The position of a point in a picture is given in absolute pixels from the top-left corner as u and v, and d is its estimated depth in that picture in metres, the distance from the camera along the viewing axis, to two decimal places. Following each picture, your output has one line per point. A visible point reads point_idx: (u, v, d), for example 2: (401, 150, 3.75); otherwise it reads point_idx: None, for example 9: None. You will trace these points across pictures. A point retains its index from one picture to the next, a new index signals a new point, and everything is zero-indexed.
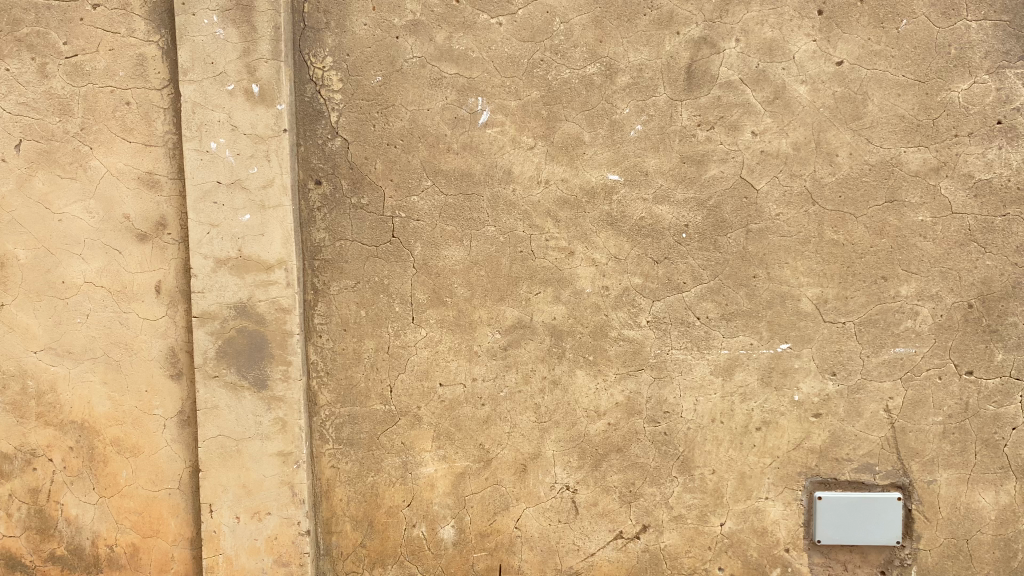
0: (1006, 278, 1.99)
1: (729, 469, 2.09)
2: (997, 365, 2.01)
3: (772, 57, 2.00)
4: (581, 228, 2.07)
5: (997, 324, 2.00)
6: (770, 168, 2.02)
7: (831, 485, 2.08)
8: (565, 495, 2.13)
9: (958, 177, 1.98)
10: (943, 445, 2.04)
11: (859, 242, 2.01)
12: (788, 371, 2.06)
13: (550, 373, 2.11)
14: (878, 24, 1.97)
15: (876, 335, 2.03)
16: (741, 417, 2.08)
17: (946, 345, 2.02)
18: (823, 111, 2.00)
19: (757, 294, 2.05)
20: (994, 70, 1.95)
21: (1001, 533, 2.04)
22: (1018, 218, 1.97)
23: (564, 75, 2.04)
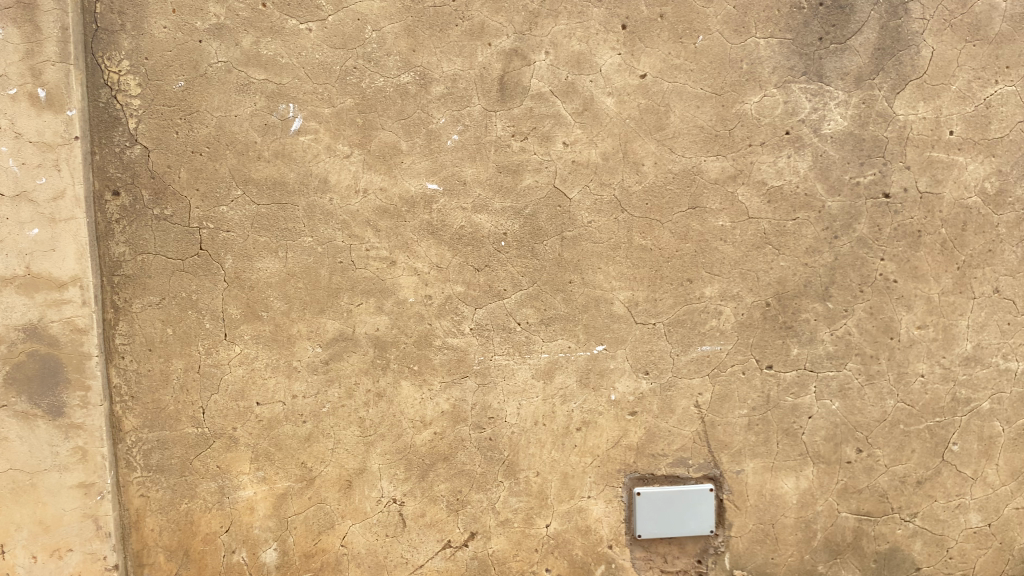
0: (798, 277, 2.14)
1: (553, 470, 2.14)
2: (794, 359, 2.15)
3: (580, 70, 2.06)
4: (401, 237, 2.05)
5: (792, 321, 2.15)
6: (582, 177, 2.09)
7: (649, 481, 2.17)
8: (391, 509, 2.10)
9: (753, 184, 2.11)
10: (748, 436, 2.17)
11: (665, 246, 2.12)
12: (605, 372, 2.13)
13: (374, 386, 2.07)
14: (677, 39, 2.07)
15: (684, 335, 2.14)
16: (562, 418, 2.13)
17: (748, 342, 2.15)
18: (629, 122, 2.09)
19: (573, 298, 2.11)
20: (781, 85, 2.09)
21: (803, 515, 2.20)
22: (807, 222, 2.12)
23: (378, 84, 2.02)
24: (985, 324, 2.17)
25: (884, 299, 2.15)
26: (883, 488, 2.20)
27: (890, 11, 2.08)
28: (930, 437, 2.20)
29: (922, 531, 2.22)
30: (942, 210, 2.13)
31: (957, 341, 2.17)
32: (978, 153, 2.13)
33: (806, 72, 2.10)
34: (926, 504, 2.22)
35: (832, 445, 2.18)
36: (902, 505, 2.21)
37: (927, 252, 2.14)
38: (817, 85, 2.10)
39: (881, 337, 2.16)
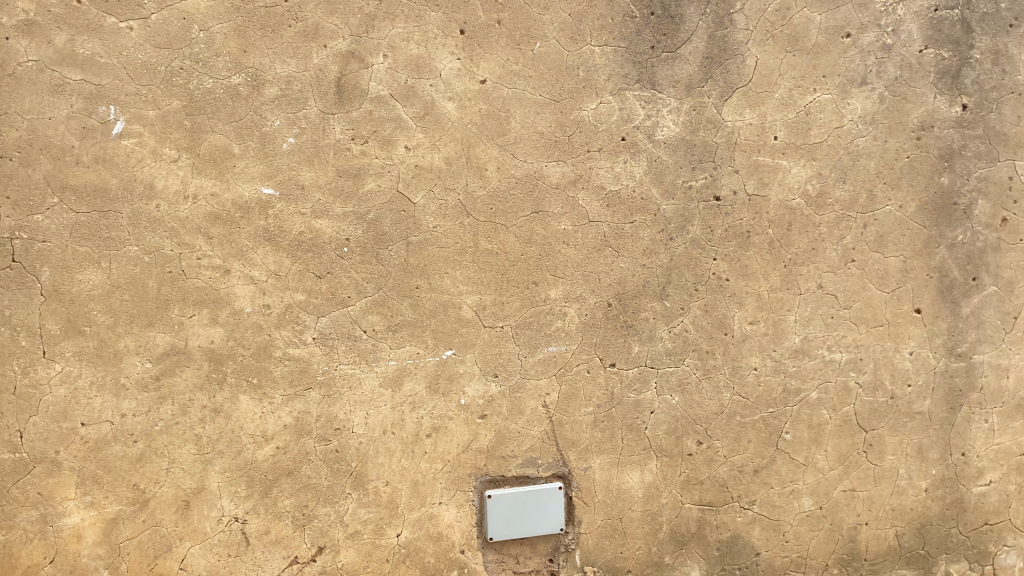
0: (637, 278, 2.24)
1: (402, 479, 2.12)
2: (635, 357, 2.25)
3: (419, 74, 2.05)
4: (236, 244, 1.98)
5: (633, 320, 2.25)
6: (425, 182, 2.08)
7: (500, 483, 2.19)
8: (233, 527, 2.02)
9: (592, 189, 2.19)
10: (595, 433, 2.24)
11: (510, 251, 2.15)
12: (453, 377, 2.13)
13: (211, 402, 1.99)
14: (515, 45, 2.10)
15: (531, 337, 2.18)
16: (411, 425, 2.11)
17: (592, 341, 2.23)
18: (471, 126, 2.09)
19: (420, 304, 2.09)
20: (616, 92, 2.18)
21: (649, 508, 2.30)
22: (644, 225, 2.23)
23: (207, 85, 1.94)
24: (811, 318, 2.34)
25: (717, 297, 2.29)
26: (723, 478, 2.33)
27: (716, 22, 2.20)
28: (764, 427, 2.34)
29: (761, 517, 2.37)
30: (768, 212, 2.29)
31: (786, 335, 2.33)
32: (800, 157, 2.29)
33: (639, 80, 2.19)
34: (762, 491, 2.36)
35: (673, 438, 2.30)
36: (741, 493, 2.35)
37: (755, 251, 2.29)
38: (650, 93, 2.20)
39: (716, 333, 2.30)
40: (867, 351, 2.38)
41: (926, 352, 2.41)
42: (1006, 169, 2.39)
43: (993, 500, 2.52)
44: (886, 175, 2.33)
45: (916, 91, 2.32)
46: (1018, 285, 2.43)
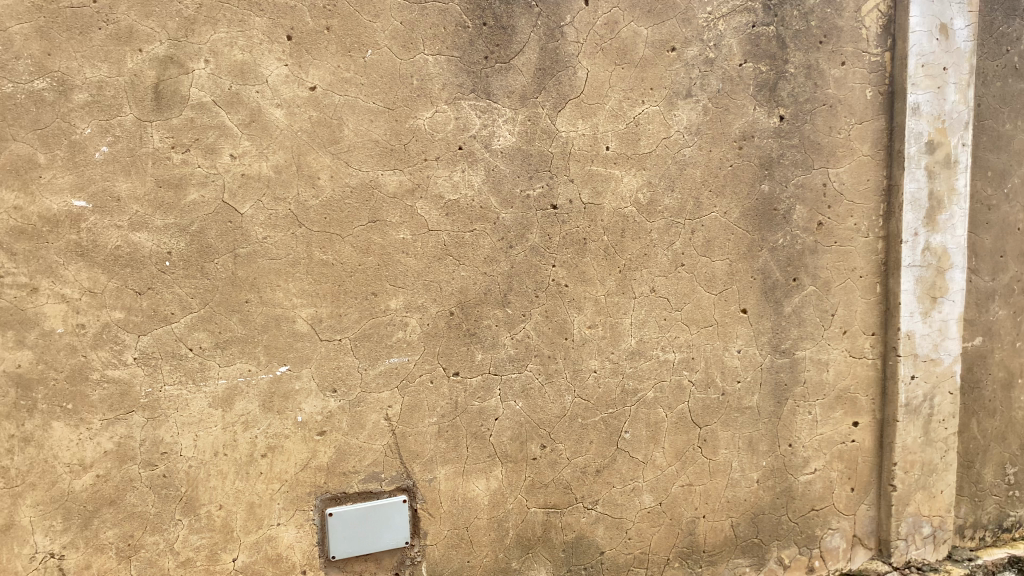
0: (479, 286, 2.26)
1: (237, 501, 2.08)
2: (478, 365, 2.29)
3: (244, 80, 1.99)
4: (45, 261, 1.87)
5: (476, 328, 2.27)
6: (252, 191, 2.02)
7: (342, 500, 2.19)
8: (49, 563, 1.93)
9: (430, 198, 2.19)
10: (439, 444, 2.27)
11: (347, 261, 2.11)
12: (289, 394, 2.10)
13: (19, 431, 1.88)
14: (345, 52, 2.07)
15: (370, 348, 2.17)
16: (245, 446, 2.07)
17: (434, 351, 2.23)
18: (300, 134, 2.05)
19: (251, 318, 2.04)
20: (451, 101, 2.19)
21: (494, 515, 2.37)
22: (483, 233, 2.25)
23: (6, 89, 1.82)
24: (646, 320, 2.50)
25: (557, 303, 2.38)
26: (567, 480, 2.45)
27: (548, 34, 2.27)
28: (604, 427, 2.49)
29: (603, 517, 2.51)
30: (602, 219, 2.41)
31: (622, 337, 2.48)
32: (632, 166, 2.43)
33: (474, 90, 2.21)
34: (605, 491, 2.50)
35: (518, 444, 2.37)
36: (584, 494, 2.48)
37: (592, 258, 2.40)
38: (485, 102, 2.23)
39: (557, 338, 2.39)
40: (699, 351, 2.58)
41: (753, 350, 2.64)
42: (820, 175, 2.65)
43: (818, 487, 2.79)
44: (710, 184, 2.53)
45: (737, 103, 2.53)
46: (834, 285, 2.71)
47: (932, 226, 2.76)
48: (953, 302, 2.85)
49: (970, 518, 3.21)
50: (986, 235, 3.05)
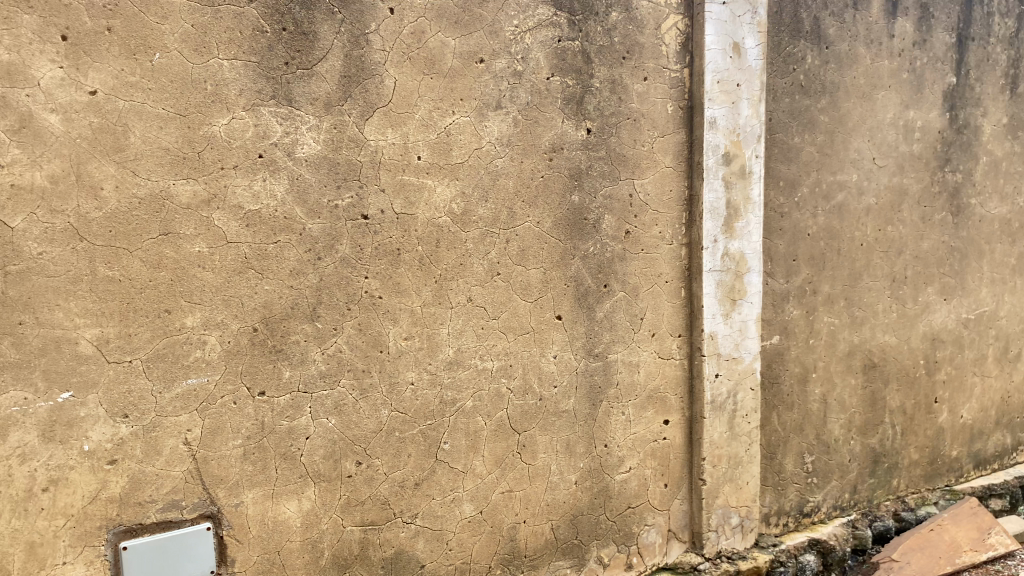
0: (285, 300, 2.20)
1: (14, 541, 1.92)
2: (286, 382, 2.22)
3: (12, 82, 1.85)
4: None
5: (282, 343, 2.21)
6: (24, 204, 1.88)
7: (137, 532, 2.06)
8: None
9: (228, 209, 2.11)
10: (244, 467, 2.18)
11: (136, 276, 2.01)
12: (73, 422, 1.96)
13: None
14: (130, 55, 1.96)
15: (165, 370, 2.06)
16: (22, 480, 1.91)
17: (237, 369, 2.15)
18: (79, 142, 1.93)
19: (26, 341, 1.90)
20: (249, 107, 2.11)
21: (308, 536, 2.30)
22: (288, 245, 2.19)
23: None
24: (462, 330, 2.51)
25: (370, 315, 2.33)
26: (384, 496, 2.41)
27: (352, 41, 2.23)
28: (423, 440, 2.47)
29: (423, 530, 2.49)
30: (415, 229, 2.39)
31: (439, 348, 2.47)
32: (444, 176, 2.43)
33: (274, 96, 2.14)
34: (424, 504, 2.49)
35: (331, 462, 2.31)
36: (402, 508, 2.45)
37: (406, 268, 2.38)
38: (287, 109, 2.16)
39: (371, 351, 2.35)
40: (516, 358, 2.63)
41: (568, 355, 2.73)
42: (627, 187, 2.79)
43: (633, 484, 2.94)
44: (523, 194, 2.58)
45: (546, 116, 2.60)
46: (642, 290, 2.87)
47: (730, 233, 2.97)
48: (751, 303, 3.06)
49: (775, 506, 3.42)
50: (780, 240, 3.28)
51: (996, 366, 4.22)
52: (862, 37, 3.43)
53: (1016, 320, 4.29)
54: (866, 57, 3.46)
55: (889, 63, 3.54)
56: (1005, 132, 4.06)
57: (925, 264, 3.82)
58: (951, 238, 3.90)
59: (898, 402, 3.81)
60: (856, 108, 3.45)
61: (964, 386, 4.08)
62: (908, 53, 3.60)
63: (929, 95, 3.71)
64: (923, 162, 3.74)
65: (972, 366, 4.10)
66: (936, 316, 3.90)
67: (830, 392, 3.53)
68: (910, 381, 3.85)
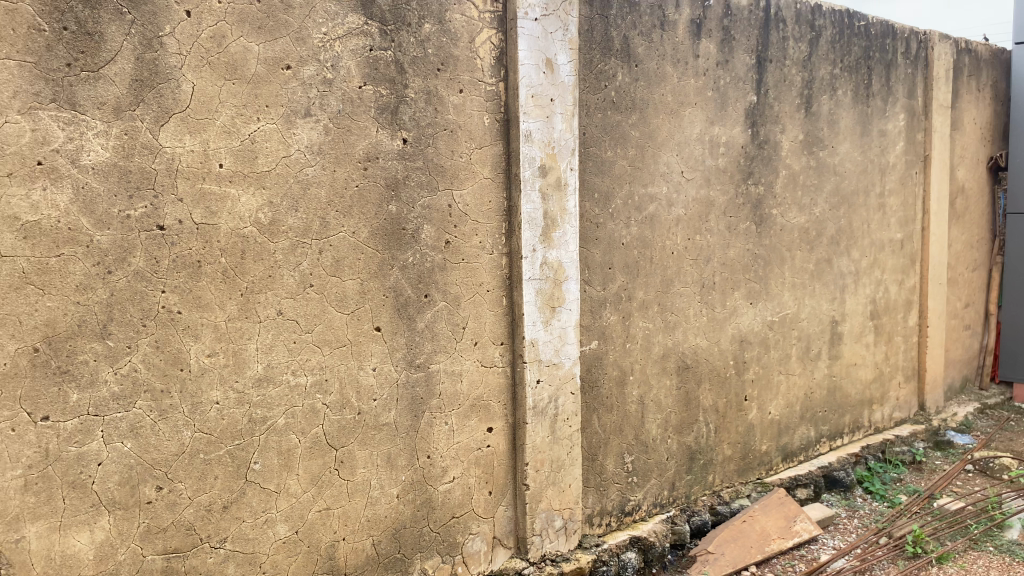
0: (70, 317, 2.06)
1: None
2: (73, 407, 2.08)
3: None
4: None
5: (68, 364, 2.07)
6: None
7: None
8: None
9: (3, 220, 1.96)
10: (26, 499, 2.03)
11: None
12: None
13: None
14: None
15: None
16: None
17: (15, 394, 2.00)
18: None
19: None
20: (26, 111, 1.97)
21: (102, 569, 2.17)
22: (73, 258, 2.06)
23: None
24: (272, 346, 2.43)
25: (169, 331, 2.23)
26: (189, 520, 2.31)
27: (143, 43, 2.13)
28: (231, 460, 2.37)
29: (233, 553, 2.40)
30: (217, 240, 2.29)
31: (247, 364, 2.38)
32: (249, 185, 2.34)
33: (54, 99, 2.01)
34: (233, 526, 2.40)
35: (127, 489, 2.19)
36: (209, 533, 2.35)
37: (208, 281, 2.28)
38: (69, 114, 2.03)
39: (170, 370, 2.24)
40: (332, 372, 2.57)
41: (388, 367, 2.70)
42: (445, 197, 2.80)
43: (457, 494, 2.94)
44: (336, 204, 2.53)
45: (359, 125, 2.57)
46: (463, 300, 2.88)
47: (548, 242, 3.04)
48: (570, 310, 3.15)
49: (598, 507, 3.52)
50: (596, 249, 3.39)
51: (798, 364, 4.54)
52: (669, 56, 3.60)
53: (815, 321, 4.63)
54: (673, 75, 3.64)
55: (695, 82, 3.75)
56: (801, 147, 4.39)
57: (732, 271, 4.06)
58: (755, 246, 4.17)
59: (711, 401, 4.03)
60: (665, 124, 3.63)
61: (770, 384, 4.37)
62: (712, 72, 3.82)
63: (732, 112, 3.96)
64: (728, 175, 3.98)
65: (777, 365, 4.40)
66: (743, 319, 4.15)
67: (647, 394, 3.68)
68: (721, 381, 4.08)
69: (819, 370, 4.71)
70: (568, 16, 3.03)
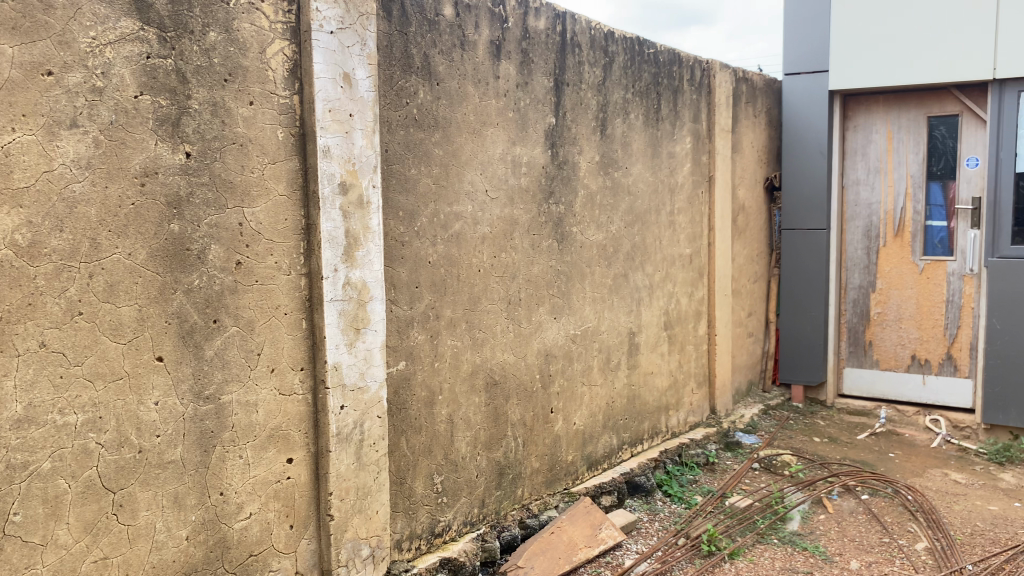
0: None
1: None
2: None
3: None
4: None
5: None
6: None
7: None
8: None
9: None
10: None
11: None
12: None
13: None
14: None
15: None
16: None
17: None
18: None
19: None
20: None
21: None
22: None
23: None
24: (35, 381, 2.18)
25: None
26: None
27: None
28: None
29: None
30: None
31: (4, 404, 2.12)
32: (1, 204, 2.10)
33: None
34: None
35: None
36: None
37: None
38: None
39: None
40: (107, 408, 2.34)
41: (173, 399, 2.50)
42: (235, 216, 2.64)
43: (254, 531, 2.77)
44: (109, 223, 2.32)
45: (135, 137, 2.37)
46: (258, 324, 2.73)
47: (350, 262, 2.94)
48: (374, 331, 3.07)
49: (408, 530, 3.44)
50: (401, 268, 3.33)
51: (600, 375, 4.70)
52: (470, 75, 3.62)
53: (615, 333, 4.81)
54: (474, 95, 3.66)
55: (495, 102, 3.79)
56: (598, 168, 4.56)
57: (536, 287, 4.13)
58: (557, 262, 4.27)
59: (519, 416, 4.06)
60: (467, 143, 3.64)
61: (574, 396, 4.48)
62: (512, 93, 3.88)
63: (533, 133, 4.04)
64: (530, 194, 4.05)
65: (580, 377, 4.52)
66: (547, 334, 4.23)
67: (455, 412, 3.65)
68: (529, 395, 4.12)
69: (620, 380, 4.90)
70: (365, 31, 2.96)
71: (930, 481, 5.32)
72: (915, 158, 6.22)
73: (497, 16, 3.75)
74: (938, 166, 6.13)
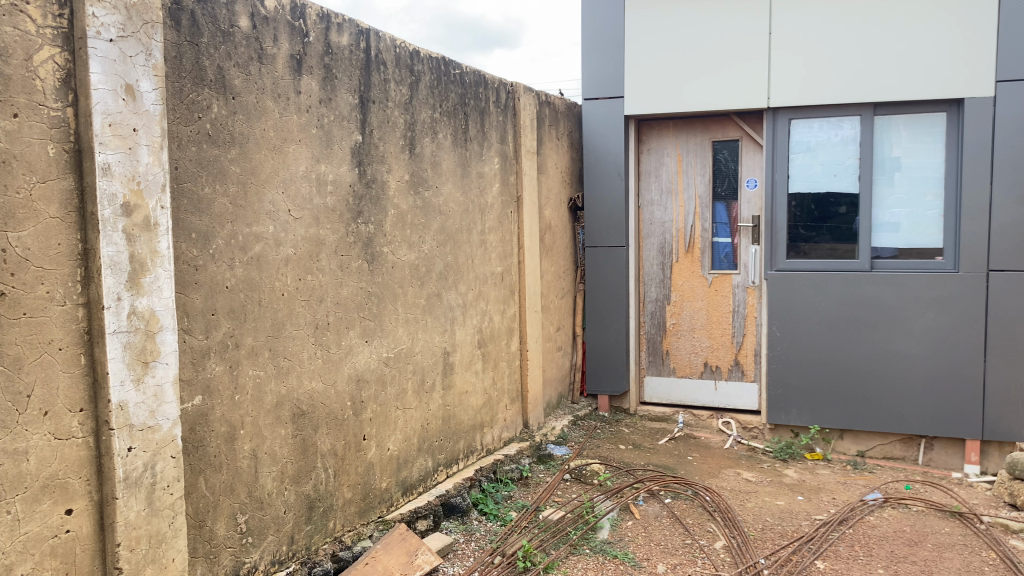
0: None
1: None
2: None
3: None
4: None
5: None
6: None
7: None
8: None
9: None
10: None
11: None
12: None
13: None
14: None
15: None
16: None
17: None
18: None
19: None
20: None
21: None
22: None
23: None
24: None
25: None
26: None
27: None
28: None
29: None
30: None
31: None
32: None
33: None
34: None
35: None
36: None
37: None
38: None
39: None
40: None
41: None
42: None
43: None
44: None
45: None
46: (26, 362, 2.45)
47: (135, 289, 2.70)
48: (166, 364, 2.83)
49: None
50: (195, 295, 3.11)
51: (414, 398, 4.62)
52: (270, 90, 3.45)
53: (428, 353, 4.76)
54: (274, 110, 3.49)
55: (297, 118, 3.64)
56: (407, 187, 4.50)
57: (346, 310, 4.00)
58: (367, 283, 4.16)
59: (329, 445, 3.91)
60: (268, 161, 3.47)
61: (387, 420, 4.37)
62: (315, 109, 3.75)
63: (338, 151, 3.92)
64: (337, 214, 3.92)
65: (393, 401, 4.42)
66: (358, 358, 4.11)
67: (259, 446, 3.45)
68: (339, 423, 3.98)
69: (433, 402, 4.84)
70: (150, 40, 2.74)
71: (725, 481, 5.67)
72: (702, 180, 6.65)
73: (297, 30, 3.61)
74: (722, 187, 6.59)
